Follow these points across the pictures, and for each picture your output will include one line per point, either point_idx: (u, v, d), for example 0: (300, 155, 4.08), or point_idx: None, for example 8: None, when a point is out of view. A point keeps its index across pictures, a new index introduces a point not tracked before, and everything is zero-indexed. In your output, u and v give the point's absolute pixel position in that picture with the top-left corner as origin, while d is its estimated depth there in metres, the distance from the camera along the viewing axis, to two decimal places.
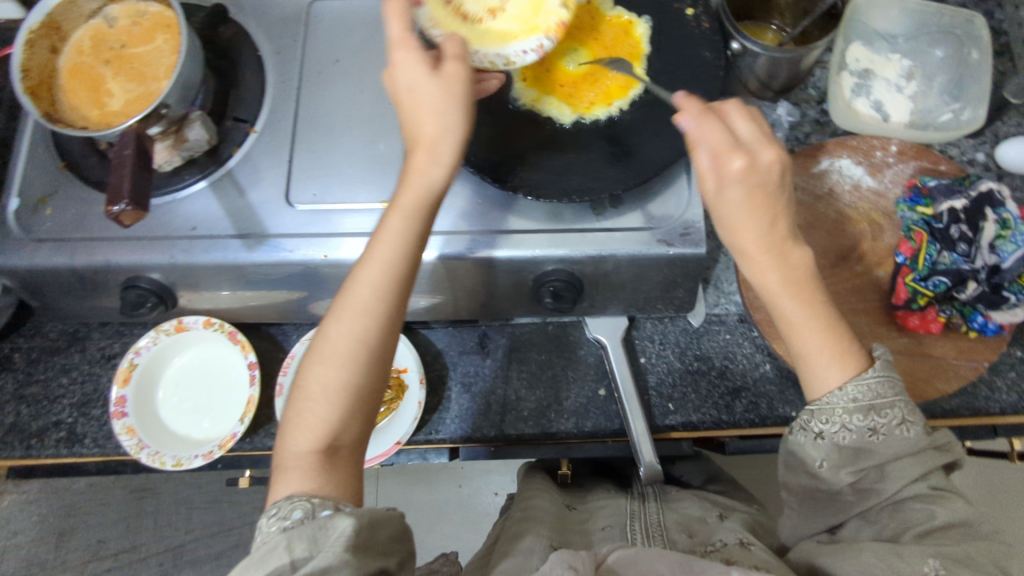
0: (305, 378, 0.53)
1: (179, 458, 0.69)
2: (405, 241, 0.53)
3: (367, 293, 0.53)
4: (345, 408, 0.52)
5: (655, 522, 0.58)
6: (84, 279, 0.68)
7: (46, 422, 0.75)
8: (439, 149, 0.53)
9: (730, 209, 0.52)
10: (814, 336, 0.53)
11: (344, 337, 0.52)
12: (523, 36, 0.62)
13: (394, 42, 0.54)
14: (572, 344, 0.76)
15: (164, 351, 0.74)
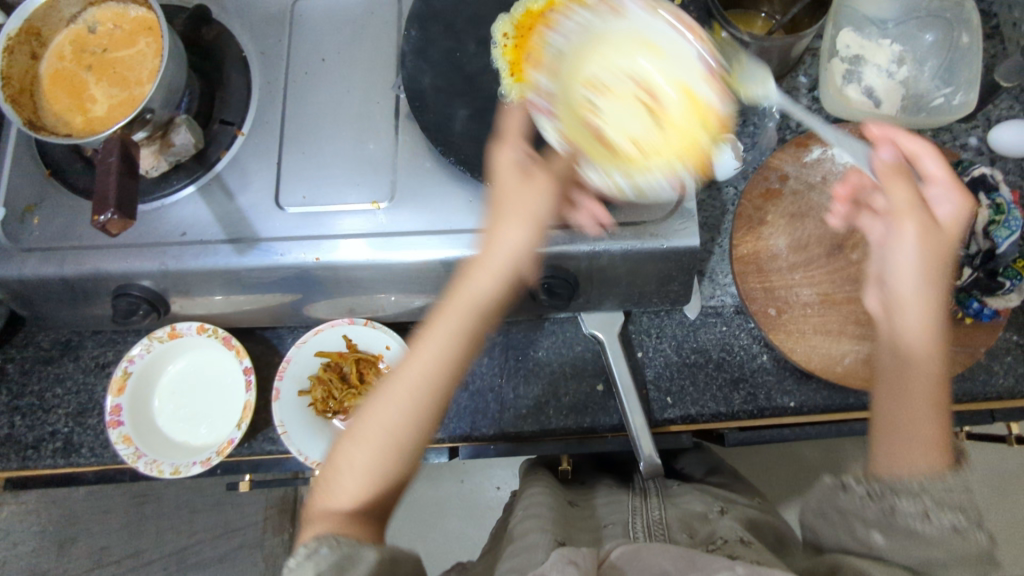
0: (340, 451, 0.52)
1: (177, 465, 0.69)
2: (456, 335, 0.52)
3: (411, 381, 0.51)
4: (375, 485, 0.50)
5: (657, 518, 0.58)
6: (76, 288, 0.67)
7: (42, 432, 0.74)
8: (502, 246, 0.54)
9: (912, 238, 0.51)
10: (918, 398, 0.49)
11: (382, 417, 0.51)
12: (658, 165, 0.56)
13: (510, 131, 0.58)
14: (569, 340, 0.76)
15: (158, 359, 0.73)
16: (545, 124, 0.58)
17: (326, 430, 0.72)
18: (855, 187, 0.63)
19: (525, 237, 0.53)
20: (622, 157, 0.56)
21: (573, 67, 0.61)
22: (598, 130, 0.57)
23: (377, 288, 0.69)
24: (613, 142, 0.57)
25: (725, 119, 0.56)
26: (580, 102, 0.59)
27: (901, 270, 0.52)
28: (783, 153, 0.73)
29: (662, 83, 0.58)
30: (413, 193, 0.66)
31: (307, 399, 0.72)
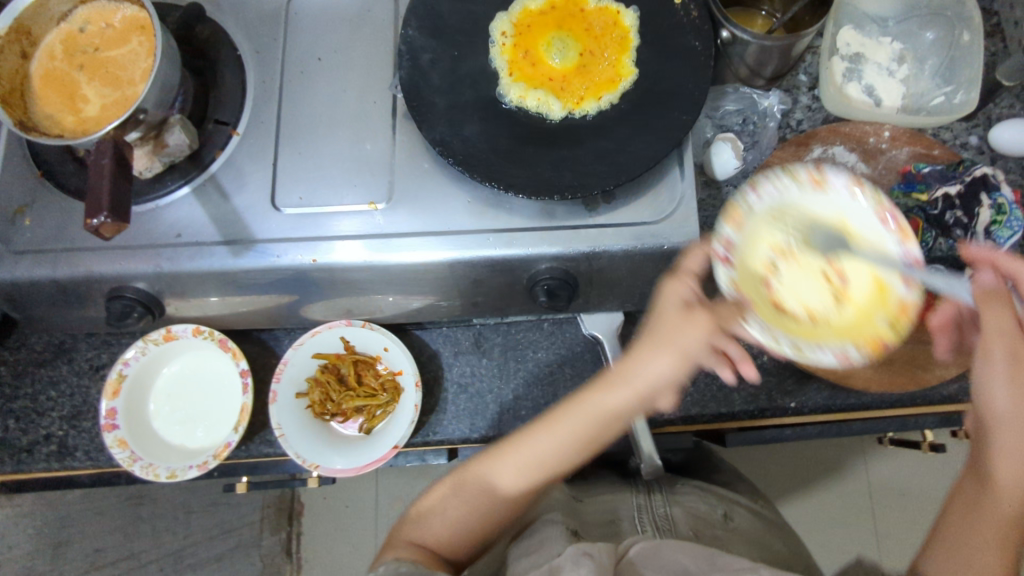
0: (437, 491, 0.59)
1: (173, 469, 0.68)
2: (572, 441, 0.55)
3: (521, 464, 0.56)
4: (457, 536, 0.56)
5: (663, 516, 0.60)
6: (69, 290, 0.66)
7: (36, 436, 0.74)
8: (643, 372, 0.54)
9: (1002, 371, 0.48)
10: (983, 535, 0.49)
11: (482, 483, 0.56)
12: (829, 337, 0.50)
13: (683, 268, 0.56)
14: (569, 342, 0.75)
15: (153, 361, 0.72)
16: (719, 269, 0.53)
17: (324, 432, 0.72)
18: (952, 315, 0.57)
19: (670, 368, 0.53)
20: (805, 331, 0.51)
21: (762, 208, 0.54)
22: (772, 293, 0.53)
23: (375, 290, 0.68)
24: (783, 303, 0.53)
25: (913, 309, 0.50)
26: (756, 264, 0.54)
27: (989, 402, 0.49)
28: (784, 153, 0.73)
29: (851, 259, 0.52)
30: (411, 194, 0.65)
31: (304, 401, 0.71)
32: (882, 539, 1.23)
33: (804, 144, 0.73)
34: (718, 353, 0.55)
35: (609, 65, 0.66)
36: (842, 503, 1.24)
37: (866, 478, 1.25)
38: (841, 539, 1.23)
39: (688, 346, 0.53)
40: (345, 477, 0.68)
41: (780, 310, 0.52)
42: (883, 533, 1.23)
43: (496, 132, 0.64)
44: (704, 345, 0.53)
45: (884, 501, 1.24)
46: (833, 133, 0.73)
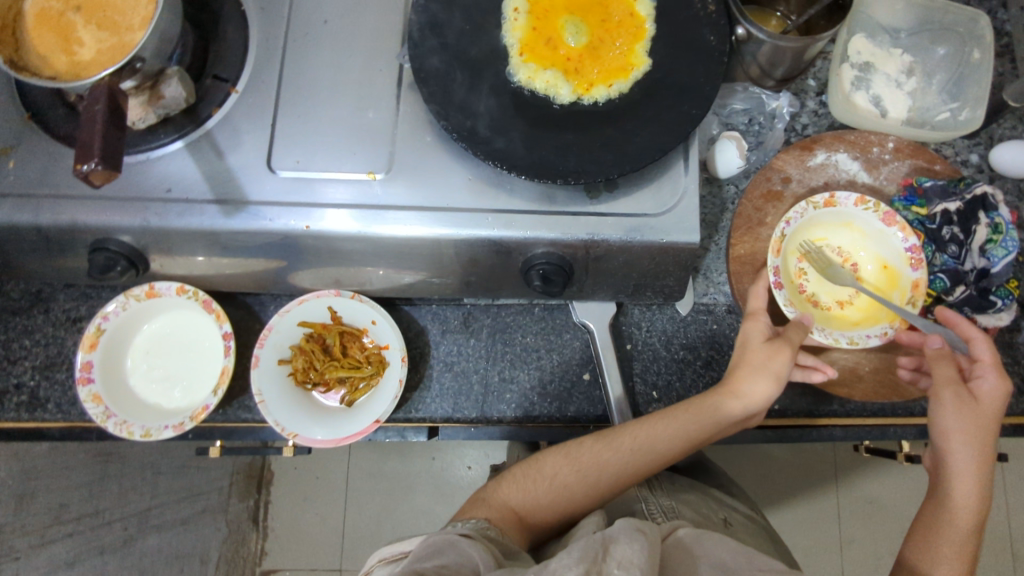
0: (545, 458, 0.60)
1: (148, 428, 0.66)
2: (683, 438, 0.58)
3: (630, 445, 0.58)
4: (555, 504, 0.57)
5: (669, 505, 0.60)
6: (51, 238, 0.64)
7: (7, 384, 0.72)
8: (747, 389, 0.59)
9: (946, 403, 0.57)
10: (947, 544, 0.55)
11: (592, 457, 0.59)
12: (865, 323, 0.67)
13: (754, 309, 0.64)
14: (558, 328, 0.75)
15: (134, 317, 0.70)
16: (778, 294, 0.66)
17: (307, 401, 0.70)
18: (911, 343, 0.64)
19: (768, 389, 0.59)
20: (839, 320, 0.68)
21: (789, 236, 0.69)
22: (808, 294, 0.69)
23: (367, 262, 0.67)
24: (815, 298, 0.69)
25: (923, 283, 0.66)
26: (793, 270, 0.69)
27: (947, 439, 0.56)
28: (787, 156, 0.73)
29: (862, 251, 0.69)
30: (412, 166, 0.64)
31: (287, 368, 0.70)
32: (845, 542, 1.26)
33: (808, 149, 0.73)
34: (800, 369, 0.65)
35: (620, 53, 0.65)
36: (808, 506, 1.27)
37: (834, 479, 1.28)
38: (806, 540, 1.26)
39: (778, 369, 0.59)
40: (324, 448, 0.67)
41: (815, 306, 0.69)
42: (848, 537, 1.26)
43: (506, 112, 0.63)
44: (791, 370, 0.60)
45: (850, 506, 1.27)
46: (837, 140, 0.73)
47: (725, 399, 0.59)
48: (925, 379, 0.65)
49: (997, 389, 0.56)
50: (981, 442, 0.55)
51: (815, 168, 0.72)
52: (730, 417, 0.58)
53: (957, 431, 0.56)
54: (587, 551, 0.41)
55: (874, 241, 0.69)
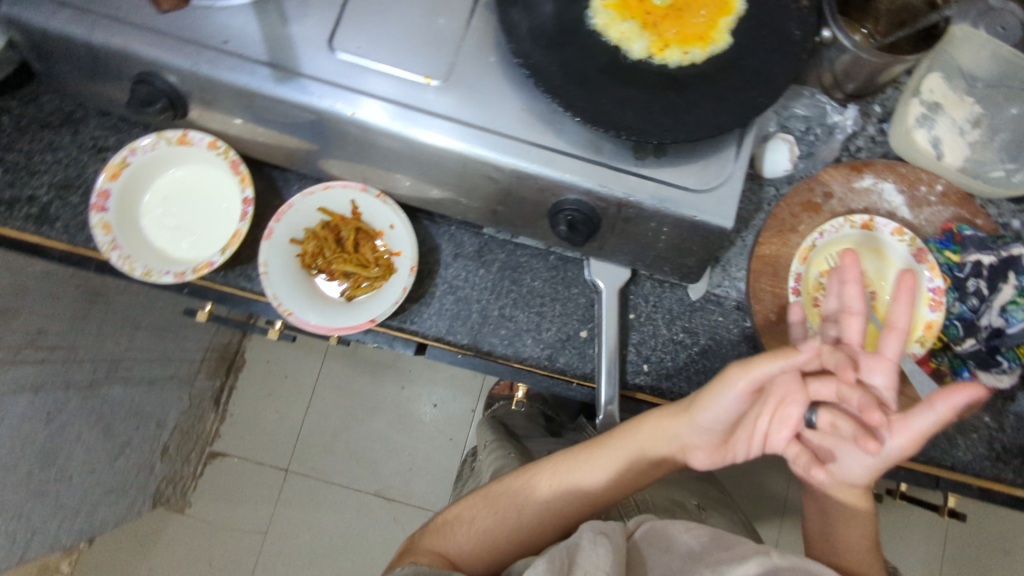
0: (465, 511, 0.65)
1: (150, 269, 0.65)
2: (608, 467, 0.64)
3: (549, 481, 0.65)
4: (479, 548, 0.61)
5: (642, 500, 0.72)
6: (100, 58, 0.63)
7: (20, 193, 0.70)
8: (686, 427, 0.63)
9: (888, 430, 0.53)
10: (854, 527, 0.62)
11: (513, 499, 0.64)
12: None
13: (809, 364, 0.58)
14: (567, 281, 0.73)
15: (160, 159, 0.68)
16: (791, 299, 0.68)
17: (308, 284, 0.69)
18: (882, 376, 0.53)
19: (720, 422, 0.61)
20: None
21: (820, 247, 0.70)
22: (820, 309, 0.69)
23: (400, 166, 0.67)
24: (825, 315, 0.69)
25: (934, 327, 0.67)
26: (811, 282, 0.69)
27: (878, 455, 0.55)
28: (835, 171, 0.72)
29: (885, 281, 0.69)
30: (469, 82, 0.63)
31: (296, 249, 0.69)
32: None
33: (856, 171, 0.72)
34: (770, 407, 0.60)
35: (702, 22, 0.65)
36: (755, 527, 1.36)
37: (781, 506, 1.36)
38: None
39: (720, 415, 0.60)
40: (315, 334, 0.66)
41: None
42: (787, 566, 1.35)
43: (576, 53, 0.62)
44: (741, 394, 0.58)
45: (790, 537, 1.35)
46: (888, 170, 0.73)
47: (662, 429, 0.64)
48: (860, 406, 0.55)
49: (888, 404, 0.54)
50: (886, 458, 0.55)
51: (859, 191, 0.72)
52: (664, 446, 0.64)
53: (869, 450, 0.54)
54: (553, 563, 0.47)
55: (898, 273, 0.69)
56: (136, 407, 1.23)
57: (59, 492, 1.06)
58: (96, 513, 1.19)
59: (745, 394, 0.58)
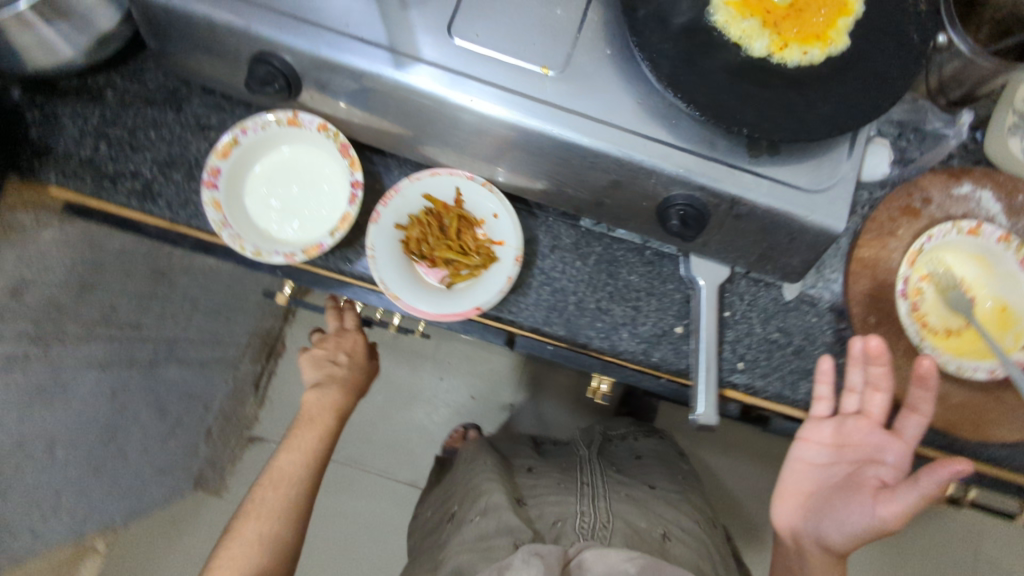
0: (240, 527, 0.81)
1: (260, 249, 0.65)
2: (291, 481, 0.85)
3: (275, 500, 0.83)
4: (269, 546, 0.80)
5: (601, 521, 0.85)
6: (218, 37, 0.63)
7: (124, 169, 0.70)
8: (303, 445, 0.88)
9: (871, 493, 0.63)
10: None
11: (255, 534, 0.80)
12: (974, 354, 0.67)
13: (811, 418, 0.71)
14: (663, 277, 0.73)
15: (270, 139, 0.68)
16: (900, 303, 0.68)
17: (411, 271, 0.69)
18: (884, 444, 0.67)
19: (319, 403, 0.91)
20: (951, 344, 0.68)
21: (926, 250, 0.70)
22: (920, 312, 0.69)
23: (507, 155, 0.66)
24: (925, 319, 0.68)
25: None
26: (913, 286, 0.69)
27: (850, 518, 0.63)
28: (934, 178, 0.72)
29: (988, 288, 0.69)
30: (585, 73, 0.63)
31: (400, 235, 0.69)
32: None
33: (954, 177, 0.72)
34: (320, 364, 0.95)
35: (823, 21, 0.63)
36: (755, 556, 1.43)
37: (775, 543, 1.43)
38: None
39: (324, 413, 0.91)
40: (424, 319, 0.67)
41: (927, 327, 0.68)
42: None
43: (697, 50, 0.62)
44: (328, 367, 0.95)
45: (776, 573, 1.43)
46: (986, 177, 0.72)
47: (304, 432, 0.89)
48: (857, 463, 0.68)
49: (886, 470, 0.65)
50: (862, 523, 0.62)
51: (958, 199, 0.72)
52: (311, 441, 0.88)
53: (855, 515, 0.63)
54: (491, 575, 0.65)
55: (1000, 281, 0.69)
56: (189, 388, 1.23)
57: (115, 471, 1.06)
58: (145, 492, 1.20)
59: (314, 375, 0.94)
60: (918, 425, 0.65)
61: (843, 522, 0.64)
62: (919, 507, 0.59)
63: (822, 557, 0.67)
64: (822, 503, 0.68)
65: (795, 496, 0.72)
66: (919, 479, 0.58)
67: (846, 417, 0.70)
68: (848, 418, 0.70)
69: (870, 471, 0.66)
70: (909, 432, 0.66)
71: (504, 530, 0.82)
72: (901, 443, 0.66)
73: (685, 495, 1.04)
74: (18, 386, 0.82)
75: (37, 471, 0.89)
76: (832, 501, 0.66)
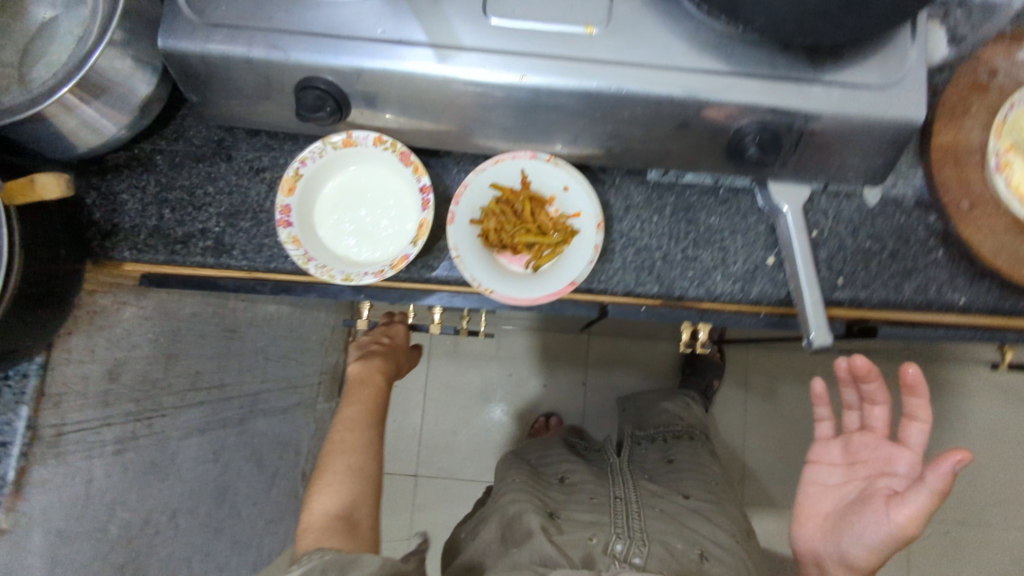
0: (329, 467, 0.78)
1: (349, 274, 0.65)
2: (361, 428, 0.83)
3: (355, 437, 0.81)
4: (353, 480, 0.77)
5: (643, 539, 0.92)
6: (258, 75, 0.63)
7: (191, 229, 0.70)
8: (362, 400, 0.87)
9: (884, 501, 0.70)
10: None
11: (342, 469, 0.77)
12: None
13: (824, 440, 0.81)
14: (742, 211, 0.72)
15: (329, 165, 0.67)
16: (995, 180, 0.67)
17: (495, 263, 0.69)
18: (894, 457, 0.75)
19: (368, 366, 0.93)
20: None
21: (1010, 119, 0.68)
22: (1017, 185, 0.67)
23: (566, 125, 0.65)
24: (1023, 189, 0.66)
25: None
26: (1003, 160, 0.67)
27: (869, 527, 0.70)
28: (996, 47, 0.70)
29: None
30: (629, 22, 0.61)
31: (477, 229, 0.69)
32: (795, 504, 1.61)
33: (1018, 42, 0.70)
34: (365, 346, 0.97)
35: None
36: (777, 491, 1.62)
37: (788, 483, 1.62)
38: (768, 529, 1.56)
39: (371, 371, 0.92)
40: (520, 306, 0.66)
41: None
42: None
43: None
44: (369, 345, 0.98)
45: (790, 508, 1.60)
46: None
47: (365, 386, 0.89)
48: (869, 478, 0.75)
49: (897, 479, 0.73)
50: (881, 532, 0.69)
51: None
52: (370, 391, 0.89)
53: (872, 525, 0.70)
54: None
55: None
56: (279, 436, 1.25)
57: (232, 528, 1.09)
58: (263, 543, 1.22)
59: (358, 353, 0.96)
60: (923, 435, 0.73)
61: (862, 535, 0.71)
62: (930, 508, 0.66)
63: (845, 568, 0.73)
64: (837, 522, 0.75)
65: (812, 514, 0.78)
66: (925, 479, 0.65)
67: (858, 440, 0.79)
68: (857, 439, 0.79)
69: (882, 483, 0.73)
70: (915, 444, 0.73)
71: (539, 561, 0.85)
72: (909, 454, 0.74)
73: (719, 503, 1.07)
74: (131, 470, 0.82)
75: (167, 543, 0.91)
76: (849, 517, 0.73)
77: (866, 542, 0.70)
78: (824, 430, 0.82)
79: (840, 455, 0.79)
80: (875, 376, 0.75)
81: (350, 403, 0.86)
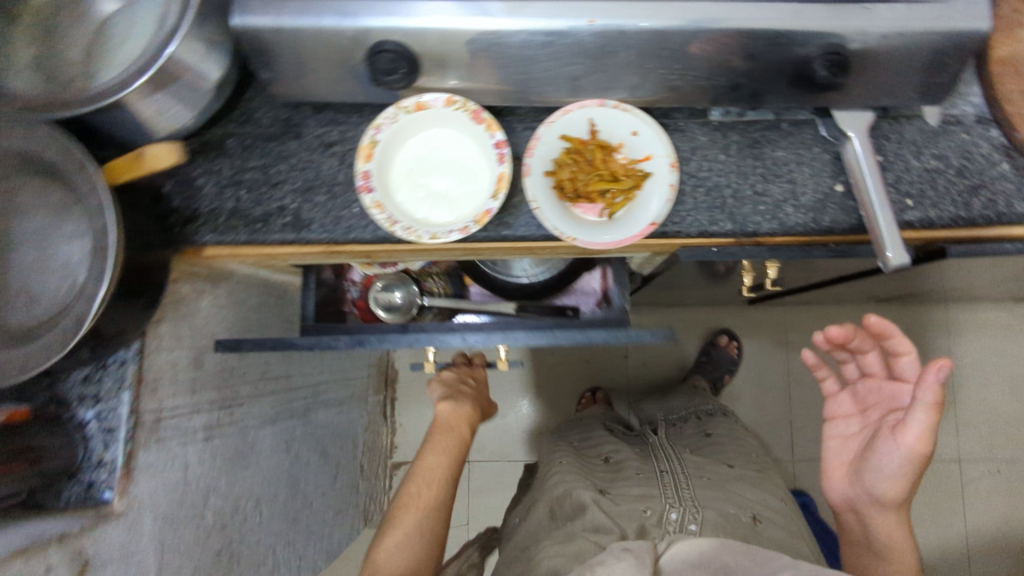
0: (399, 520, 0.87)
1: (434, 232, 0.66)
2: (434, 480, 0.91)
3: (426, 491, 0.90)
4: (416, 536, 0.85)
5: (694, 505, 0.91)
6: (328, 45, 0.63)
7: (270, 208, 0.72)
8: (444, 450, 0.95)
9: (892, 430, 0.71)
10: (887, 537, 0.77)
11: (409, 528, 0.86)
12: None
13: (830, 395, 0.83)
14: (805, 142, 0.74)
15: (402, 130, 0.70)
16: None
17: (570, 213, 0.70)
18: (896, 389, 0.76)
19: (453, 410, 1.00)
20: None
21: None
22: None
23: (633, 71, 0.66)
24: None
25: None
26: None
27: (885, 461, 0.72)
28: None
29: None
30: None
31: (551, 181, 0.71)
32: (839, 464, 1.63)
33: None
34: (451, 391, 1.05)
35: None
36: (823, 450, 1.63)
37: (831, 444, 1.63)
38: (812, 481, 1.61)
39: (455, 415, 1.00)
40: (604, 249, 0.67)
41: None
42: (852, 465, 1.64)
43: None
44: (450, 390, 1.06)
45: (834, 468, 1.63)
46: None
47: (447, 435, 0.97)
48: (882, 415, 0.77)
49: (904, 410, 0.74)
50: (897, 461, 0.70)
51: None
52: (453, 441, 0.96)
53: (888, 456, 0.71)
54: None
55: None
56: (339, 428, 1.27)
57: (308, 517, 1.11)
58: (333, 533, 1.24)
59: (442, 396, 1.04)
60: (913, 364, 0.74)
61: (882, 467, 0.72)
62: (932, 424, 0.67)
63: (876, 505, 0.75)
64: (858, 464, 0.77)
65: (835, 463, 0.80)
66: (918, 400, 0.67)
67: (863, 385, 0.81)
68: (862, 385, 0.81)
69: (891, 416, 0.75)
70: (909, 370, 0.75)
71: (592, 529, 0.85)
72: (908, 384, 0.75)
73: (764, 473, 1.08)
74: (219, 458, 0.84)
75: (254, 530, 0.92)
76: (865, 455, 0.75)
77: (888, 474, 0.72)
78: (828, 389, 0.83)
79: (848, 409, 0.82)
80: (852, 334, 0.75)
81: (428, 455, 0.94)
